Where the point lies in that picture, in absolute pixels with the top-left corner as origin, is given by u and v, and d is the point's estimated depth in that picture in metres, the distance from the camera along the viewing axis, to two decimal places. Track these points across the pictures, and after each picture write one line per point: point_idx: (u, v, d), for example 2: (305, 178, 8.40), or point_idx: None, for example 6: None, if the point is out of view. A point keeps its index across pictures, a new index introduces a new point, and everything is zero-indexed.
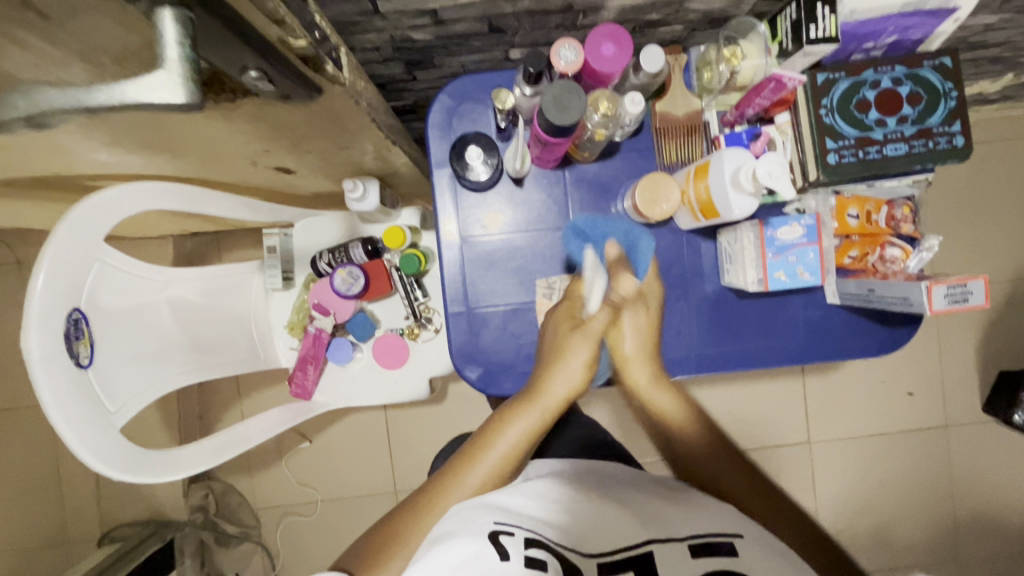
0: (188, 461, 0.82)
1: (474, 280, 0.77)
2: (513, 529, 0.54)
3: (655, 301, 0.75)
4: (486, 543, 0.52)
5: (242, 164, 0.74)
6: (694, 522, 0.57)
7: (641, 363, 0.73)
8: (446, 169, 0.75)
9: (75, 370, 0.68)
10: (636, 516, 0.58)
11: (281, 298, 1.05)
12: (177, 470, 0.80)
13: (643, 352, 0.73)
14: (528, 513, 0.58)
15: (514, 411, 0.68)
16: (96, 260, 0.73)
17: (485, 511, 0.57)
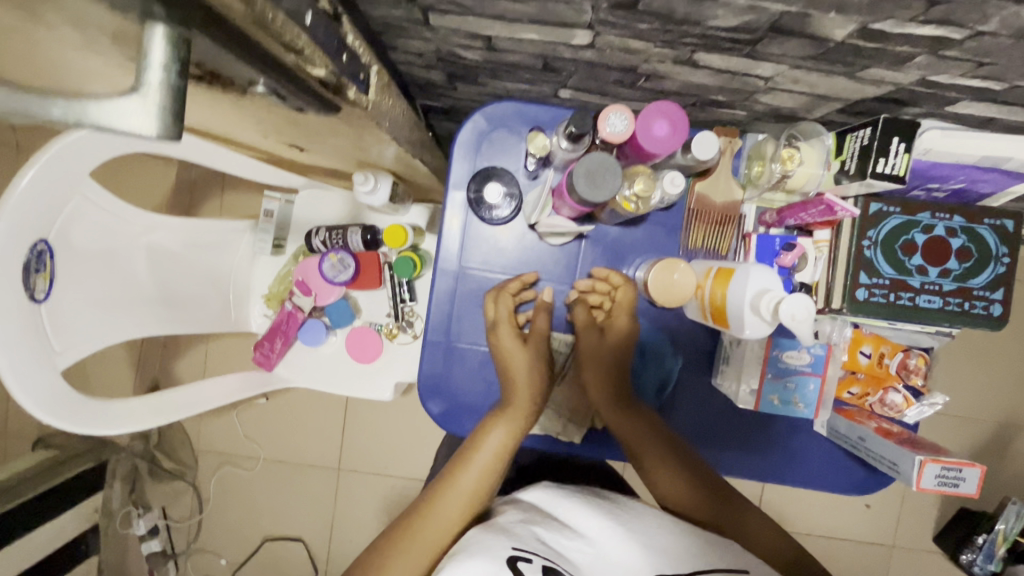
0: (130, 417, 0.78)
1: (461, 313, 0.73)
2: (531, 556, 0.50)
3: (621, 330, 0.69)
4: (504, 574, 0.48)
5: (251, 131, 0.69)
6: (707, 554, 0.56)
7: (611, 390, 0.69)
8: (462, 192, 0.71)
9: (28, 305, 0.65)
10: (639, 540, 0.56)
11: (266, 263, 1.02)
12: (114, 426, 0.76)
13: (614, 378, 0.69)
14: (540, 539, 0.53)
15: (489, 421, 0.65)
16: (76, 193, 0.69)
17: (503, 536, 0.53)
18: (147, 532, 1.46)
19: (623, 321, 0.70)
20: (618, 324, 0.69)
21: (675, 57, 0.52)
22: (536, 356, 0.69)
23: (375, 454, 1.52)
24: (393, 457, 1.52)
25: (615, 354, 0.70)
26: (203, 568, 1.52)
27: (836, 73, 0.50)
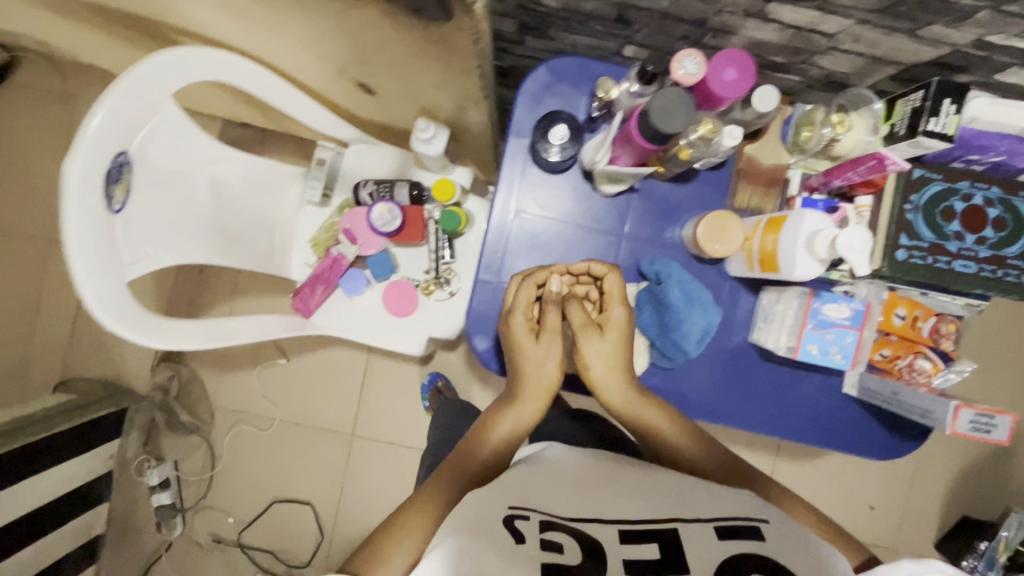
0: (192, 337, 0.81)
1: (513, 256, 0.77)
2: (528, 514, 0.55)
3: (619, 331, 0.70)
4: (501, 530, 0.53)
5: (330, 65, 0.73)
6: (724, 506, 0.58)
7: (614, 387, 0.71)
8: (523, 140, 0.75)
9: (105, 212, 0.69)
10: (648, 497, 0.60)
11: (312, 213, 1.04)
12: (174, 343, 0.78)
13: (613, 378, 0.70)
14: (548, 495, 0.59)
15: (495, 416, 0.71)
16: (158, 112, 0.72)
17: (502, 497, 0.58)
18: (158, 484, 1.47)
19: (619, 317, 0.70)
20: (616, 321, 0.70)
21: (747, 7, 0.56)
22: (544, 355, 0.71)
23: (389, 423, 1.54)
24: (407, 427, 1.53)
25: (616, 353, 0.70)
26: (210, 524, 1.53)
27: (899, 31, 0.55)
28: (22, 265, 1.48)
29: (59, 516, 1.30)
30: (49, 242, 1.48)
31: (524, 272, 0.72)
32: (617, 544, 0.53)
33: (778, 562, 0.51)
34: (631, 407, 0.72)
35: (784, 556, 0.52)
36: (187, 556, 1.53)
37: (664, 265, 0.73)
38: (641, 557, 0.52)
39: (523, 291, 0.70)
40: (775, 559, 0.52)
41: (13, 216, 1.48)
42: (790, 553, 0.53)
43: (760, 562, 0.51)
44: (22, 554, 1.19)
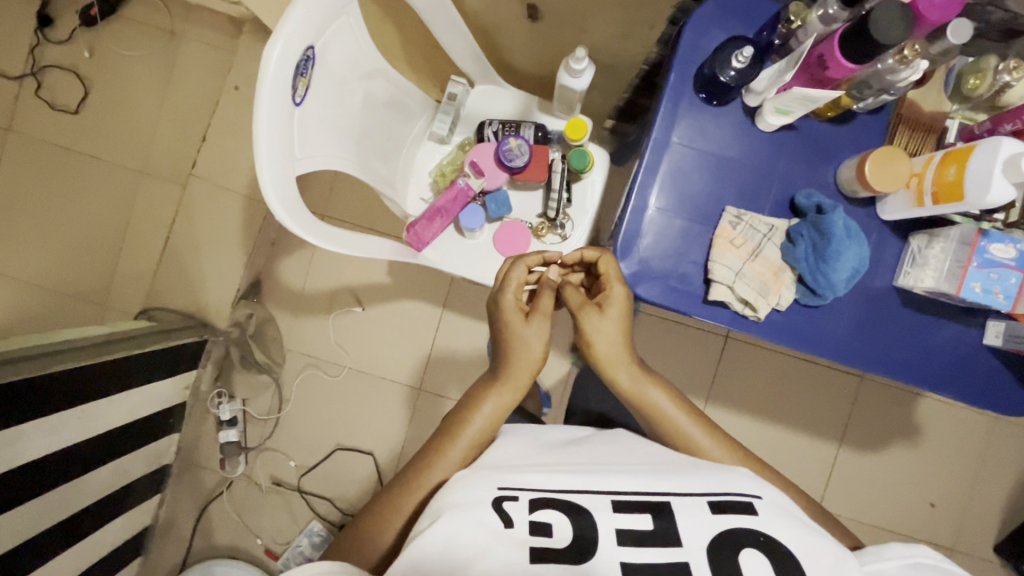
0: (338, 242, 0.84)
1: (665, 184, 0.77)
2: (515, 493, 0.58)
3: (617, 308, 0.74)
4: (491, 512, 0.56)
5: None
6: (719, 480, 0.61)
7: (619, 365, 0.75)
8: (688, 69, 0.76)
9: (290, 103, 0.71)
10: (640, 467, 0.62)
11: (430, 149, 1.07)
12: (325, 245, 0.81)
13: (618, 355, 0.74)
14: (534, 468, 0.62)
15: (484, 389, 0.76)
16: (343, 14, 0.74)
17: (490, 475, 0.61)
18: (228, 420, 1.49)
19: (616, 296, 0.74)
20: (614, 302, 0.74)
21: None
22: (540, 331, 0.77)
23: (457, 379, 1.55)
24: None
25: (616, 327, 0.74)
26: (271, 467, 1.54)
27: None
28: (113, 195, 1.51)
29: (140, 438, 1.32)
30: (141, 174, 1.51)
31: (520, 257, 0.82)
32: (609, 513, 0.56)
33: (770, 537, 0.55)
34: (632, 382, 0.75)
35: (777, 531, 0.56)
36: (246, 496, 1.54)
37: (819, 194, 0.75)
38: (637, 528, 0.55)
39: (516, 272, 0.79)
40: (768, 533, 0.55)
41: (109, 147, 1.51)
42: (778, 529, 0.56)
43: (750, 538, 0.55)
44: (106, 469, 1.21)
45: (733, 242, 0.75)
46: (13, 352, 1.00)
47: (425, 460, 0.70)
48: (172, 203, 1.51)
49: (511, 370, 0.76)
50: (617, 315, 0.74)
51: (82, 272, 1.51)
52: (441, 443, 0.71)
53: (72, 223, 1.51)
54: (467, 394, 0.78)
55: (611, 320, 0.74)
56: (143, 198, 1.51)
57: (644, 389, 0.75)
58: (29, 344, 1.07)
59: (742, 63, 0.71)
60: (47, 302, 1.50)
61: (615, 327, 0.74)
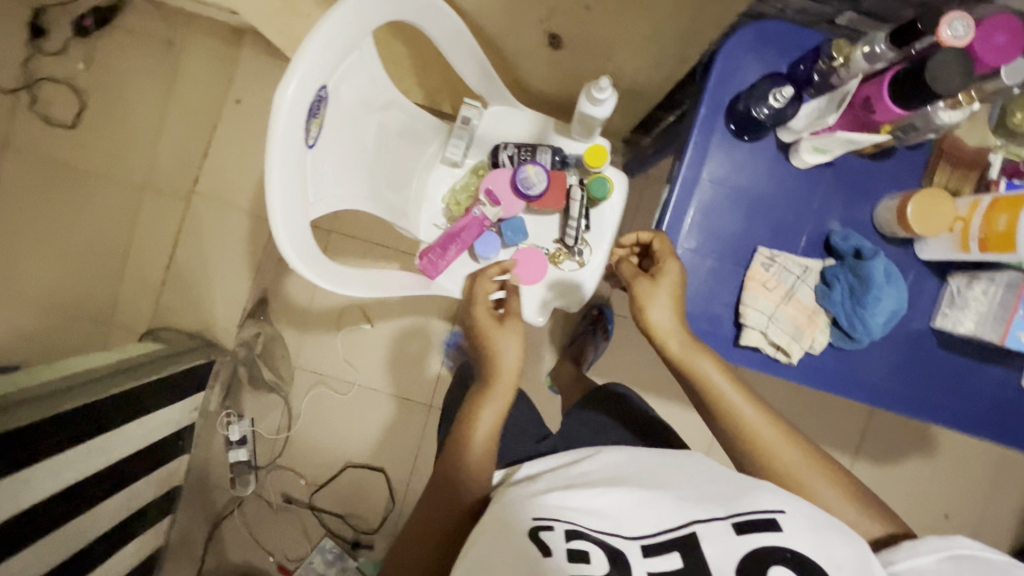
0: (352, 282, 0.81)
1: (693, 224, 0.74)
2: (551, 523, 0.55)
3: (671, 278, 0.70)
4: (530, 547, 0.53)
5: (526, 13, 0.72)
6: (737, 494, 0.57)
7: (671, 335, 0.70)
8: (719, 103, 0.72)
9: (303, 147, 0.67)
10: (663, 486, 0.59)
11: (444, 172, 1.04)
12: (340, 289, 0.78)
13: (670, 324, 0.70)
14: (562, 497, 0.58)
15: (476, 400, 0.77)
16: (355, 49, 0.71)
17: (526, 508, 0.57)
18: (237, 440, 1.48)
19: (671, 267, 0.71)
20: (665, 278, 0.70)
21: None
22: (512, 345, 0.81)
23: None
24: None
25: (671, 297, 0.70)
26: (282, 485, 1.53)
27: None
28: (115, 211, 1.48)
29: (151, 462, 1.30)
30: (142, 189, 1.47)
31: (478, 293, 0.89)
32: (641, 558, 0.53)
33: (799, 554, 0.52)
34: (687, 357, 0.70)
35: (804, 548, 0.53)
36: (257, 514, 1.53)
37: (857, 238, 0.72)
38: (666, 568, 0.53)
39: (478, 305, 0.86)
40: (793, 550, 0.52)
41: (108, 161, 1.47)
42: (804, 551, 0.52)
43: (782, 560, 0.52)
44: (118, 497, 1.20)
45: (766, 284, 0.72)
46: (15, 394, 0.97)
47: (446, 477, 0.69)
48: (175, 220, 1.47)
49: (500, 375, 0.78)
50: (668, 289, 0.69)
51: (85, 290, 1.48)
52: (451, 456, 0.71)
53: (73, 240, 1.48)
54: (460, 411, 0.76)
55: (664, 288, 0.70)
56: (146, 214, 1.47)
57: (694, 357, 0.69)
58: (31, 383, 1.04)
59: (779, 101, 0.68)
60: (51, 321, 1.47)
61: (667, 298, 0.70)
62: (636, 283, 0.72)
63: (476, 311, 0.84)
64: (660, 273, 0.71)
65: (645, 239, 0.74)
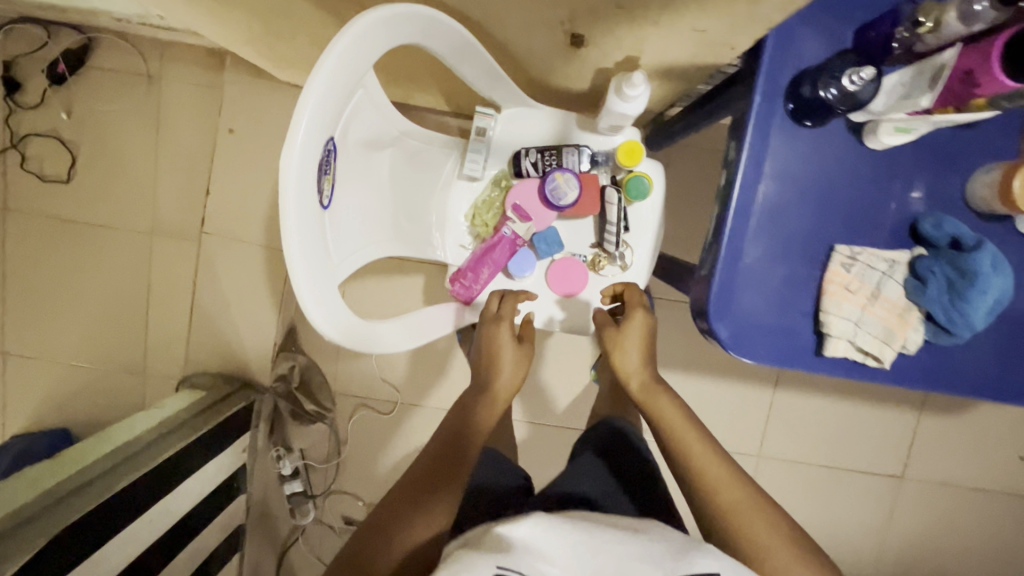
0: (386, 338, 0.76)
1: (759, 227, 0.66)
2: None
3: (638, 326, 0.85)
4: None
5: (544, 19, 0.62)
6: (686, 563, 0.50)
7: (635, 375, 0.83)
8: (778, 88, 0.63)
9: (318, 209, 0.61)
10: (622, 549, 0.50)
11: (462, 189, 0.95)
12: (376, 347, 0.73)
13: (633, 365, 0.83)
14: (521, 548, 0.48)
15: (469, 404, 0.80)
16: (359, 87, 0.63)
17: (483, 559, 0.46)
18: (290, 473, 1.45)
19: (639, 313, 0.87)
20: (635, 325, 0.85)
21: None
22: (522, 359, 0.85)
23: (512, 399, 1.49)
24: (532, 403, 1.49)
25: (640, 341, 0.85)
26: (341, 508, 1.53)
27: None
28: (127, 262, 1.43)
29: (211, 510, 1.30)
30: (148, 235, 1.42)
31: (502, 291, 0.90)
32: None
33: None
34: (647, 392, 0.82)
35: None
36: (322, 538, 1.54)
37: (959, 225, 0.63)
38: None
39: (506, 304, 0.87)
40: None
41: (110, 211, 1.41)
42: None
43: None
44: (185, 553, 1.20)
45: (848, 287, 0.64)
46: (53, 493, 0.95)
47: (449, 474, 0.70)
48: (189, 262, 1.42)
49: (500, 385, 0.82)
50: (635, 338, 0.84)
51: (114, 345, 1.46)
52: (427, 469, 0.70)
53: (92, 297, 1.44)
54: (456, 411, 0.80)
55: (631, 335, 0.84)
56: (159, 261, 1.43)
57: (654, 395, 0.81)
58: (71, 472, 1.02)
59: (857, 83, 0.59)
60: (87, 380, 1.46)
61: (635, 347, 0.84)
62: (605, 332, 0.87)
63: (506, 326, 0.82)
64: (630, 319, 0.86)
65: (619, 289, 0.93)
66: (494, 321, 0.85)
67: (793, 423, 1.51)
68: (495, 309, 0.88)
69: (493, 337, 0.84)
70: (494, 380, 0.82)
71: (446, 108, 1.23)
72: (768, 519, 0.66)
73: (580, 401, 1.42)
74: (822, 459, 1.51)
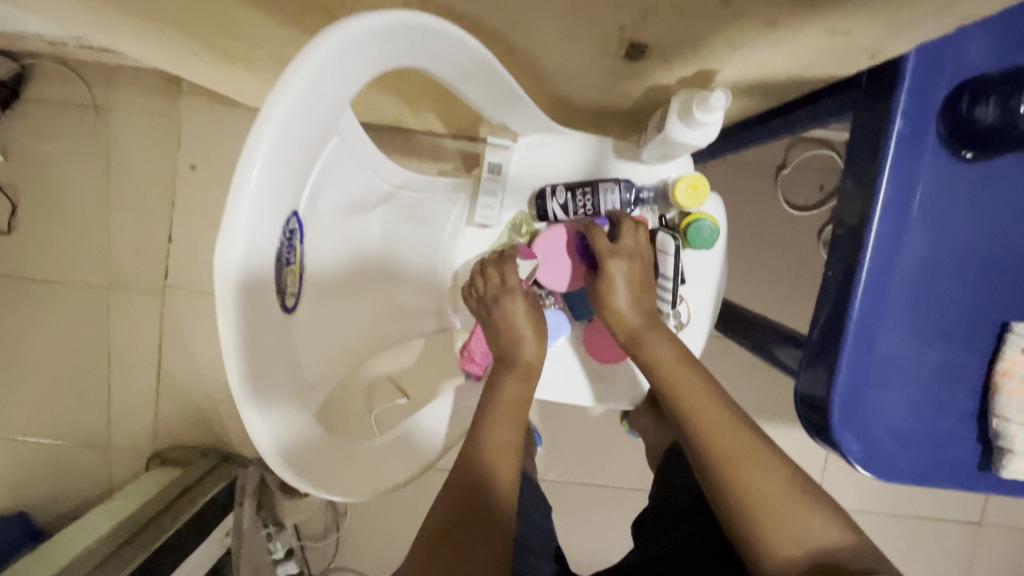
0: (366, 474, 0.54)
1: (897, 302, 0.47)
2: None
3: (619, 271, 0.65)
4: None
5: (598, 23, 0.44)
6: None
7: (627, 323, 0.64)
8: (925, 114, 0.44)
9: (281, 316, 0.43)
10: None
11: (473, 237, 0.74)
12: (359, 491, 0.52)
13: (626, 309, 0.64)
14: None
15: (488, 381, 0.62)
16: (330, 136, 0.44)
17: None
18: (283, 555, 1.28)
19: (626, 244, 0.66)
20: (613, 277, 0.64)
21: None
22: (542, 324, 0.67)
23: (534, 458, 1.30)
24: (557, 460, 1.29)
25: (625, 278, 0.65)
26: None
27: None
28: (83, 321, 1.24)
29: None
30: (105, 289, 1.22)
31: (478, 262, 0.70)
32: None
33: None
34: (633, 342, 0.63)
35: None
36: None
37: None
38: None
39: (490, 271, 0.67)
40: None
41: (60, 264, 1.22)
42: None
43: None
44: None
45: None
46: None
47: (492, 407, 0.59)
48: (155, 319, 1.23)
49: (524, 355, 0.64)
50: (621, 283, 0.64)
51: (71, 417, 1.26)
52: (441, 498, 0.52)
53: (44, 362, 1.25)
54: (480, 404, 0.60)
55: (619, 281, 0.64)
56: (119, 319, 1.23)
57: (644, 342, 0.62)
58: None
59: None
60: (43, 459, 1.26)
61: (622, 293, 0.64)
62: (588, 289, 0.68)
63: (516, 307, 0.64)
64: (614, 251, 0.65)
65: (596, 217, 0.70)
66: (505, 292, 0.65)
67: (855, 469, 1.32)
68: (486, 287, 0.67)
69: (497, 318, 0.65)
70: (516, 351, 0.64)
71: (443, 131, 1.05)
72: (762, 458, 0.51)
73: (614, 458, 1.23)
74: (889, 507, 1.33)
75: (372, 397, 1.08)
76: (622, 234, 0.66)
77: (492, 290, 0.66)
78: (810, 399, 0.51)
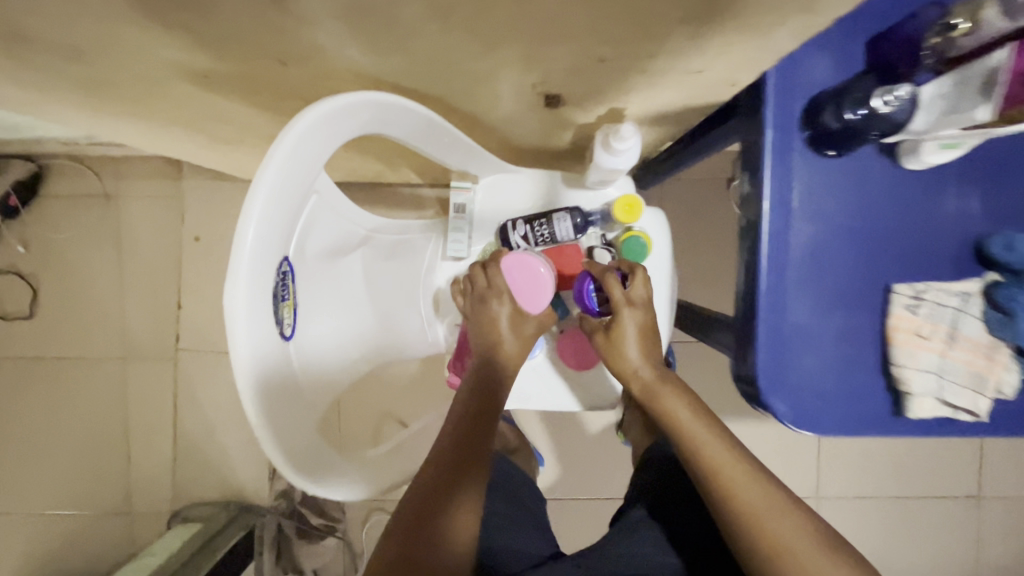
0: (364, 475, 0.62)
1: (797, 279, 0.56)
2: None
3: (631, 323, 0.71)
4: None
5: (516, 85, 0.55)
6: None
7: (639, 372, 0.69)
8: (789, 121, 0.54)
9: (280, 341, 0.52)
10: None
11: (448, 269, 0.84)
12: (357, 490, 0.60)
13: (641, 356, 0.70)
14: None
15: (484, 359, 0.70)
16: (310, 194, 0.55)
17: None
18: None
19: (640, 294, 0.73)
20: (626, 327, 0.71)
21: None
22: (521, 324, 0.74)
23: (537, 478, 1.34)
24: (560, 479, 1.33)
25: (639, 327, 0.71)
26: None
27: None
28: (102, 392, 1.32)
29: None
30: (120, 360, 1.31)
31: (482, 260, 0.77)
32: None
33: None
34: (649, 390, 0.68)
35: None
36: None
37: None
38: None
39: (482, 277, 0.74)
40: None
41: (79, 341, 1.31)
42: None
43: None
44: None
45: (919, 333, 0.54)
46: None
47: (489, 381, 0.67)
48: (169, 383, 1.31)
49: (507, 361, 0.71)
50: (631, 336, 0.70)
51: (94, 486, 1.32)
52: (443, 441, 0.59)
53: (66, 436, 1.32)
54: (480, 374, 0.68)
55: (631, 335, 0.70)
56: (135, 387, 1.32)
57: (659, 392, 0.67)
58: None
59: (891, 104, 0.50)
60: (69, 529, 1.31)
61: (633, 348, 0.70)
62: (594, 339, 0.74)
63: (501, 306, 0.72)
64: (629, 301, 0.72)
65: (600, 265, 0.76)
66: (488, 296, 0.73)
67: (848, 458, 1.36)
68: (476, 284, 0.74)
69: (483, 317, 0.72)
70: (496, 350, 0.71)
71: (420, 181, 1.16)
72: (759, 481, 0.56)
73: (613, 470, 1.28)
74: (887, 492, 1.36)
75: (376, 433, 1.14)
76: (634, 283, 0.73)
77: (480, 288, 0.73)
78: (743, 371, 0.59)
